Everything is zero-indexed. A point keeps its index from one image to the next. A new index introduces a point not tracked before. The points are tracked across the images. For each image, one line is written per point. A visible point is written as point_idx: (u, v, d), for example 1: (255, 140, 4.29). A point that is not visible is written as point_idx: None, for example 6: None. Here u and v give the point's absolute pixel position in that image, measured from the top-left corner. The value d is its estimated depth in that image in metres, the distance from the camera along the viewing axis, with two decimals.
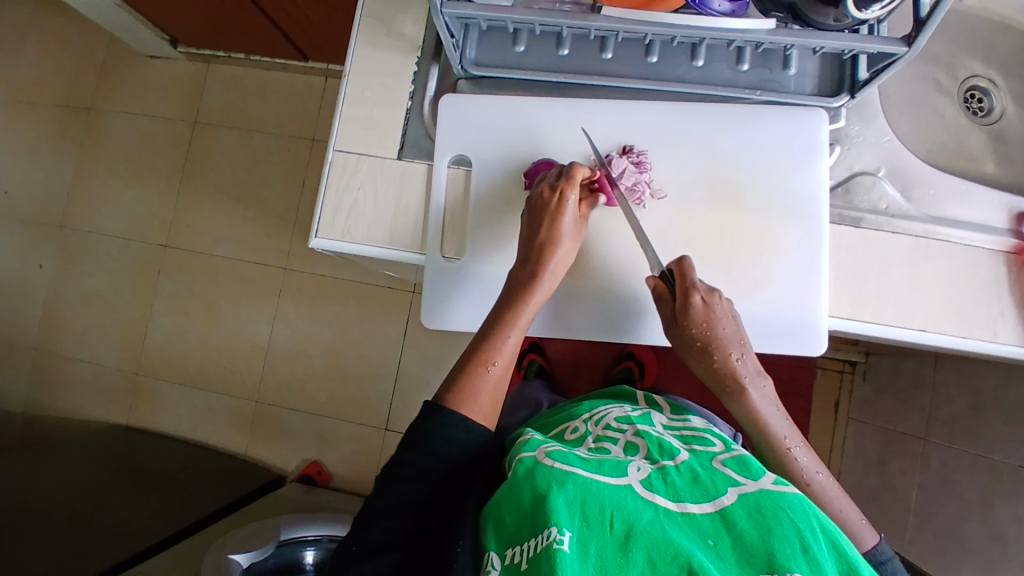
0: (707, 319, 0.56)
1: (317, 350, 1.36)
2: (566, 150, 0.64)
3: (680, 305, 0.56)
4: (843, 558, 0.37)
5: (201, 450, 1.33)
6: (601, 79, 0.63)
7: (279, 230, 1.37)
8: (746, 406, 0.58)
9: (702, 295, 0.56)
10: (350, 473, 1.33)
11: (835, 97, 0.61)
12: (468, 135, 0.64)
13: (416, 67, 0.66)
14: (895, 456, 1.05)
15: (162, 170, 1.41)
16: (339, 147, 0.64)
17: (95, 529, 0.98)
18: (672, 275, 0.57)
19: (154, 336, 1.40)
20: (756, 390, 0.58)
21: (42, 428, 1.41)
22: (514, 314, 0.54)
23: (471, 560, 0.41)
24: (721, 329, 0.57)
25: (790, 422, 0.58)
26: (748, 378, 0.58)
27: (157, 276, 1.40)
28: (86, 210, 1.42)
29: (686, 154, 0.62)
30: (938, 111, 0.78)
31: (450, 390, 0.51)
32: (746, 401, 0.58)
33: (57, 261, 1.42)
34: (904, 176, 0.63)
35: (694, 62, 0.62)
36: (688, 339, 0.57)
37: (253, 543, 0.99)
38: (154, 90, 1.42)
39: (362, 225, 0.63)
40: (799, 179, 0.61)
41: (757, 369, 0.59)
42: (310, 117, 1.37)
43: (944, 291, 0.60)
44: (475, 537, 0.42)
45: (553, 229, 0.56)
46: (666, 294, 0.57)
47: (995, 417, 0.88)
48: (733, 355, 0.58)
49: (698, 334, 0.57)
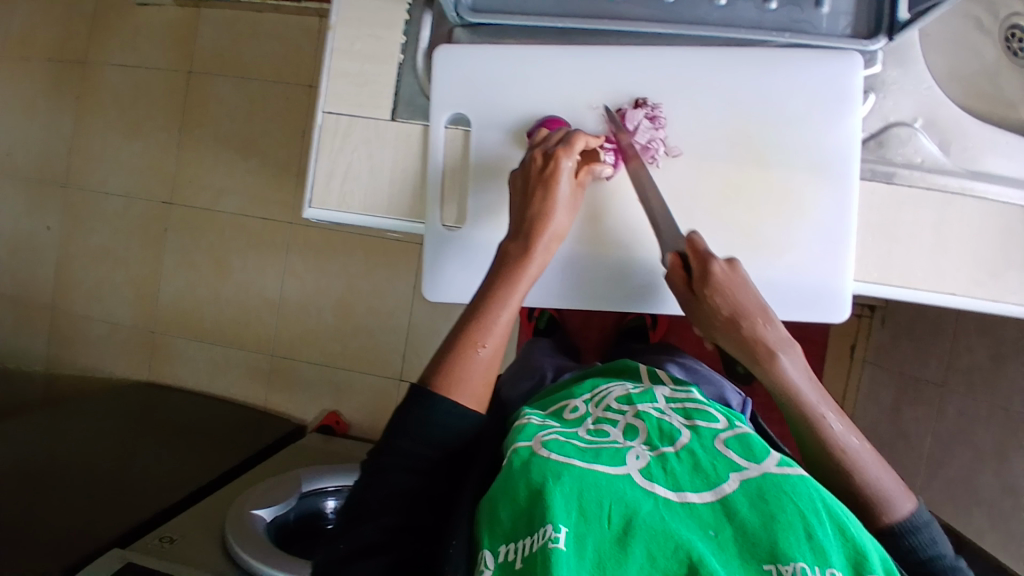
0: (730, 289, 0.51)
1: (327, 304, 1.35)
2: (570, 107, 0.58)
3: (700, 282, 0.51)
4: (849, 542, 0.36)
5: (221, 403, 1.36)
6: (610, 22, 0.57)
7: (282, 182, 1.34)
8: (778, 375, 0.51)
9: (723, 263, 0.50)
10: (367, 423, 1.36)
11: (872, 39, 0.55)
12: (466, 89, 0.59)
13: (407, 15, 0.60)
14: (910, 402, 1.04)
15: (159, 123, 1.36)
16: (328, 108, 0.60)
17: (126, 486, 1.02)
18: (684, 254, 0.52)
19: (166, 293, 1.40)
20: (787, 357, 0.51)
21: (69, 384, 1.45)
22: (505, 291, 0.51)
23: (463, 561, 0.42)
24: (746, 298, 0.51)
25: (820, 387, 0.53)
26: (780, 345, 0.51)
27: (164, 233, 1.39)
28: (87, 167, 1.40)
29: (705, 105, 0.57)
30: (987, 42, 0.70)
31: (439, 374, 0.49)
32: (778, 371, 0.51)
33: (64, 220, 1.41)
34: (945, 127, 0.57)
35: (716, 2, 0.57)
36: (710, 314, 0.51)
37: (275, 496, 1.03)
38: (143, 37, 1.35)
39: (358, 192, 0.60)
40: (829, 133, 0.56)
41: (788, 335, 0.52)
42: (305, 61, 1.30)
43: (977, 251, 0.56)
44: (468, 539, 0.42)
45: (547, 197, 0.52)
46: (677, 269, 0.52)
47: (1017, 369, 0.85)
48: (762, 322, 0.51)
49: (721, 306, 0.51)
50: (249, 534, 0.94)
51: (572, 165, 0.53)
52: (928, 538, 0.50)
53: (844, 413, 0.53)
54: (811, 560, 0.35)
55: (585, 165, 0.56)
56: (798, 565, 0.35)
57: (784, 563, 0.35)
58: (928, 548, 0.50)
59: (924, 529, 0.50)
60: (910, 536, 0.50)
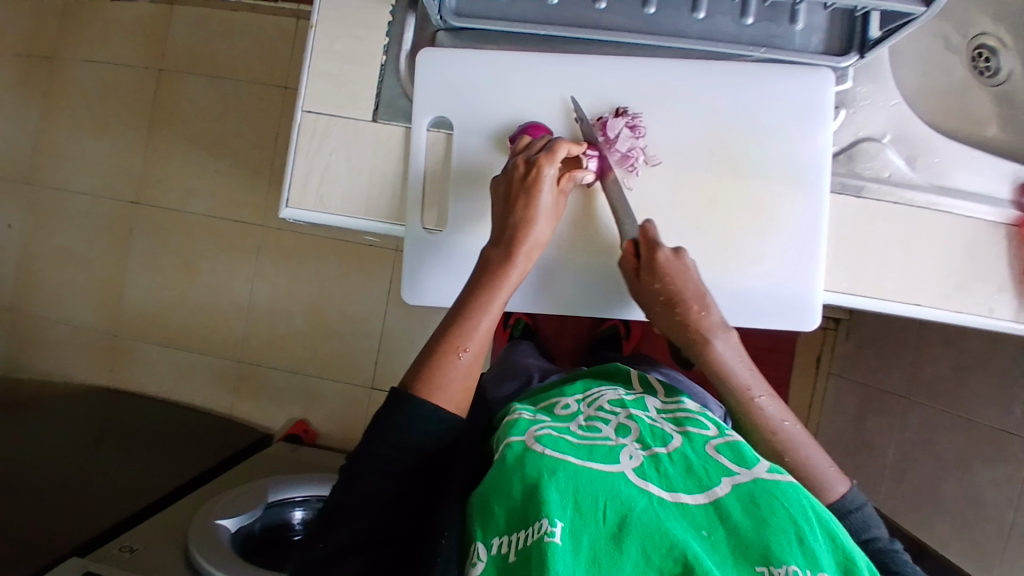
0: (675, 279, 0.53)
1: (299, 310, 1.32)
2: (552, 114, 0.59)
3: (647, 269, 0.53)
4: (839, 548, 0.37)
5: (185, 410, 1.32)
6: (593, 31, 0.58)
7: (253, 184, 1.31)
8: (713, 360, 0.54)
9: (669, 253, 0.53)
10: (337, 431, 1.33)
11: (843, 56, 0.57)
12: (449, 92, 0.59)
13: (390, 17, 0.60)
14: (874, 411, 1.07)
15: (126, 120, 1.32)
16: (307, 107, 0.59)
17: (83, 494, 0.98)
18: (636, 239, 0.54)
19: (129, 296, 1.35)
20: (725, 342, 0.54)
21: (22, 389, 1.38)
22: (486, 298, 0.51)
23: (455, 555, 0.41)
24: (691, 287, 0.54)
25: (756, 372, 0.56)
26: (719, 331, 0.54)
27: (129, 234, 1.34)
28: (48, 163, 1.34)
29: (685, 114, 0.58)
30: (948, 66, 0.73)
31: (420, 379, 0.49)
32: (714, 355, 0.54)
33: (23, 218, 1.35)
34: (912, 143, 0.59)
35: (695, 14, 0.58)
36: (651, 297, 0.54)
37: (241, 506, 1.00)
38: (111, 32, 1.32)
39: (337, 193, 0.59)
40: (803, 143, 0.58)
41: (725, 322, 0.55)
42: (281, 62, 1.28)
43: (943, 262, 0.58)
44: (460, 532, 0.42)
45: (528, 206, 0.53)
46: (629, 253, 0.54)
47: (979, 380, 0.89)
48: (700, 309, 0.54)
49: (666, 292, 0.53)
50: (214, 545, 0.90)
51: (553, 174, 0.53)
52: (863, 521, 0.52)
53: (778, 397, 0.56)
54: (803, 564, 0.35)
55: (566, 173, 0.55)
56: (790, 567, 0.35)
57: (776, 566, 0.35)
58: (864, 531, 0.51)
59: (857, 512, 0.52)
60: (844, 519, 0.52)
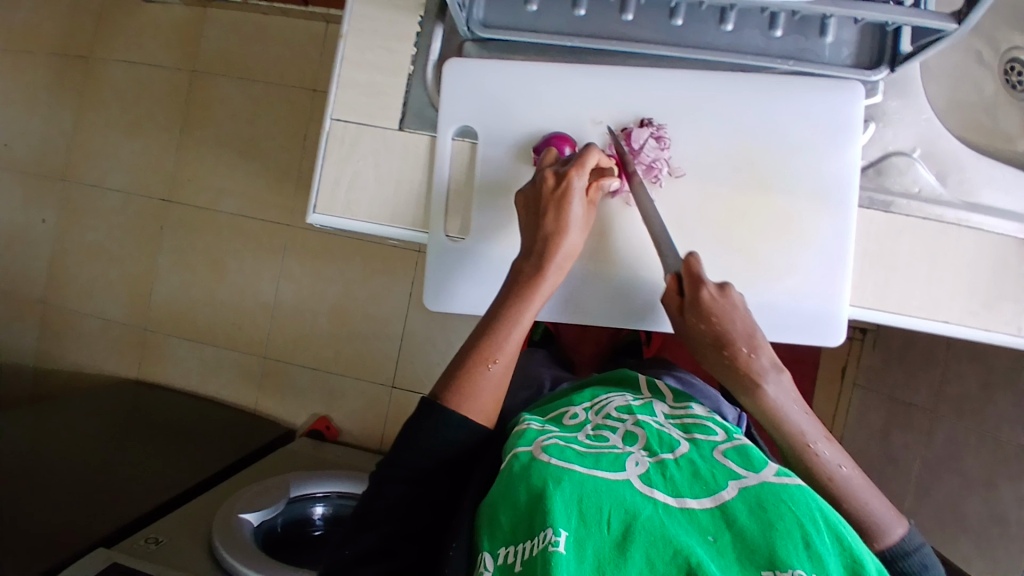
0: (718, 317, 0.53)
1: (322, 309, 1.35)
2: (576, 127, 0.59)
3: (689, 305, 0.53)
4: (846, 551, 0.37)
5: (211, 404, 1.35)
6: (618, 43, 0.58)
7: (281, 185, 1.34)
8: (762, 402, 0.53)
9: (711, 290, 0.53)
10: (358, 429, 1.35)
11: (874, 70, 0.56)
12: (476, 102, 0.59)
13: (418, 28, 0.61)
14: (899, 427, 1.05)
15: (161, 121, 1.36)
16: (336, 116, 0.60)
17: (111, 484, 1.01)
18: (679, 273, 0.54)
19: (160, 291, 1.39)
20: (773, 384, 0.53)
21: (57, 379, 1.43)
22: (516, 311, 0.53)
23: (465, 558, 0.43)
24: (735, 326, 0.53)
25: (811, 416, 0.54)
26: (768, 372, 0.53)
27: (160, 231, 1.38)
28: (86, 162, 1.39)
29: (711, 128, 0.58)
30: (979, 80, 0.72)
31: (450, 389, 0.51)
32: (763, 397, 0.53)
33: (60, 214, 1.40)
34: (942, 159, 0.58)
35: (723, 26, 0.57)
36: (698, 336, 0.54)
37: (264, 501, 1.03)
38: (148, 35, 1.36)
39: (363, 201, 0.60)
40: (831, 160, 0.57)
41: (775, 361, 0.54)
42: (310, 65, 1.31)
43: (971, 280, 0.57)
44: (469, 539, 0.43)
45: (560, 218, 0.53)
46: (672, 289, 0.54)
47: (1007, 398, 0.86)
48: (748, 351, 0.53)
49: (709, 332, 0.53)
50: (236, 538, 0.93)
51: (583, 185, 0.54)
52: (919, 563, 0.52)
53: (835, 441, 0.54)
54: (809, 569, 0.35)
55: (593, 181, 0.55)
56: (796, 571, 0.35)
57: (782, 571, 0.35)
58: (918, 573, 0.51)
59: (914, 555, 0.52)
60: (899, 561, 0.51)
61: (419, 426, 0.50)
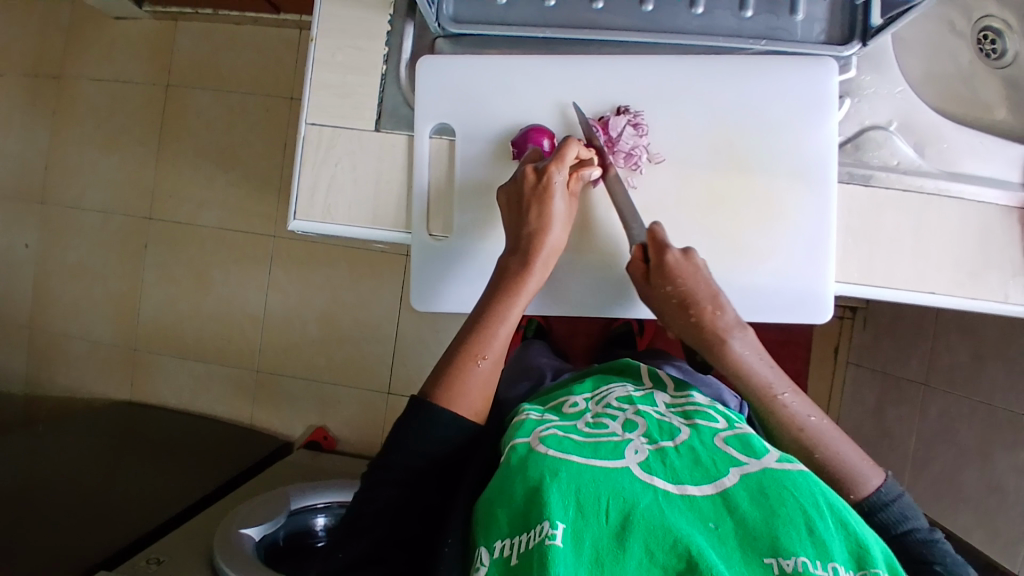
0: (683, 277, 0.54)
1: (313, 318, 1.34)
2: (555, 120, 0.59)
3: (655, 268, 0.54)
4: (852, 536, 0.37)
5: (205, 420, 1.34)
6: (590, 32, 0.58)
7: (263, 196, 1.32)
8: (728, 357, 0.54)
9: (677, 253, 0.53)
10: (356, 437, 1.35)
11: (846, 46, 0.56)
12: (453, 98, 0.59)
13: (389, 26, 0.60)
14: (894, 401, 1.05)
15: (136, 137, 1.35)
16: (311, 120, 0.60)
17: (107, 507, 1.00)
18: (644, 242, 0.54)
19: (146, 310, 1.38)
20: (739, 340, 0.54)
21: (48, 405, 1.41)
22: (503, 307, 0.53)
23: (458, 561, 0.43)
24: (701, 287, 0.54)
25: (776, 369, 0.55)
26: (732, 330, 0.54)
27: (143, 249, 1.36)
28: (63, 183, 1.37)
29: (687, 113, 0.58)
30: (955, 47, 0.73)
31: (440, 386, 0.51)
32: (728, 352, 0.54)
33: (40, 236, 1.38)
34: (920, 129, 0.59)
35: (694, 9, 0.58)
36: (664, 300, 0.54)
37: (263, 515, 1.02)
38: (118, 51, 1.34)
39: (344, 204, 0.59)
40: (808, 138, 0.57)
41: (738, 320, 0.55)
42: (285, 73, 1.30)
43: (955, 249, 0.57)
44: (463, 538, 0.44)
45: (542, 212, 0.53)
46: (638, 256, 0.55)
47: (998, 365, 0.87)
48: (713, 309, 0.54)
49: (674, 292, 0.54)
50: (236, 553, 0.92)
51: (563, 179, 0.54)
52: (900, 515, 0.50)
53: (802, 393, 0.55)
54: (812, 554, 0.35)
55: (574, 171, 0.56)
56: (799, 559, 0.35)
57: (785, 557, 0.35)
58: (901, 523, 0.50)
59: (892, 506, 0.50)
60: (879, 512, 0.50)
61: (414, 424, 0.50)
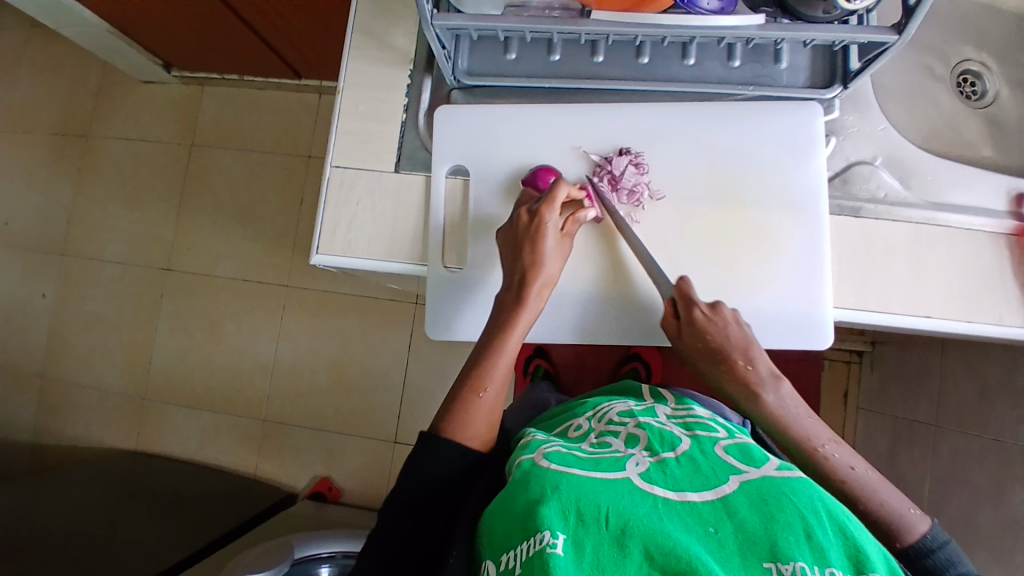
0: (710, 332, 0.57)
1: (322, 366, 1.35)
2: (562, 161, 0.63)
3: (683, 323, 0.58)
4: (850, 542, 0.37)
5: (209, 470, 1.33)
6: (592, 82, 0.63)
7: (278, 247, 1.37)
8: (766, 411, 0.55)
9: (703, 308, 0.57)
10: (361, 487, 1.33)
11: (828, 89, 0.61)
12: (466, 142, 0.64)
13: (409, 79, 0.66)
14: (907, 442, 1.04)
15: (161, 193, 1.41)
16: (335, 163, 0.64)
17: (107, 555, 0.98)
18: (673, 298, 0.59)
19: (158, 358, 1.40)
20: (772, 394, 0.56)
21: (53, 455, 1.41)
22: (501, 341, 0.55)
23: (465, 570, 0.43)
24: (729, 339, 0.57)
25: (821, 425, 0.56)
26: (765, 381, 0.56)
27: (158, 299, 1.40)
28: (87, 236, 1.43)
29: (683, 152, 0.62)
30: (931, 97, 0.78)
31: (446, 419, 0.53)
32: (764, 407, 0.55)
33: (59, 287, 1.43)
34: (902, 164, 0.63)
35: (685, 61, 0.62)
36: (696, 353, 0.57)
37: (265, 564, 0.99)
38: (149, 115, 1.43)
39: (362, 239, 0.63)
40: (797, 173, 0.61)
41: (771, 372, 0.57)
42: (304, 132, 1.38)
43: (946, 275, 0.60)
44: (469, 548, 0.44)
45: (535, 251, 0.56)
46: (668, 312, 0.59)
47: (1006, 400, 0.87)
48: (744, 362, 0.56)
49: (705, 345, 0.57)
50: None
51: (555, 220, 0.58)
52: (948, 560, 0.49)
53: (847, 447, 0.55)
54: (811, 559, 0.35)
55: (569, 215, 0.59)
56: (798, 564, 0.35)
57: (783, 562, 0.35)
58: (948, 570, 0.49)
59: (940, 551, 0.50)
60: (924, 558, 0.49)
61: (427, 446, 0.52)
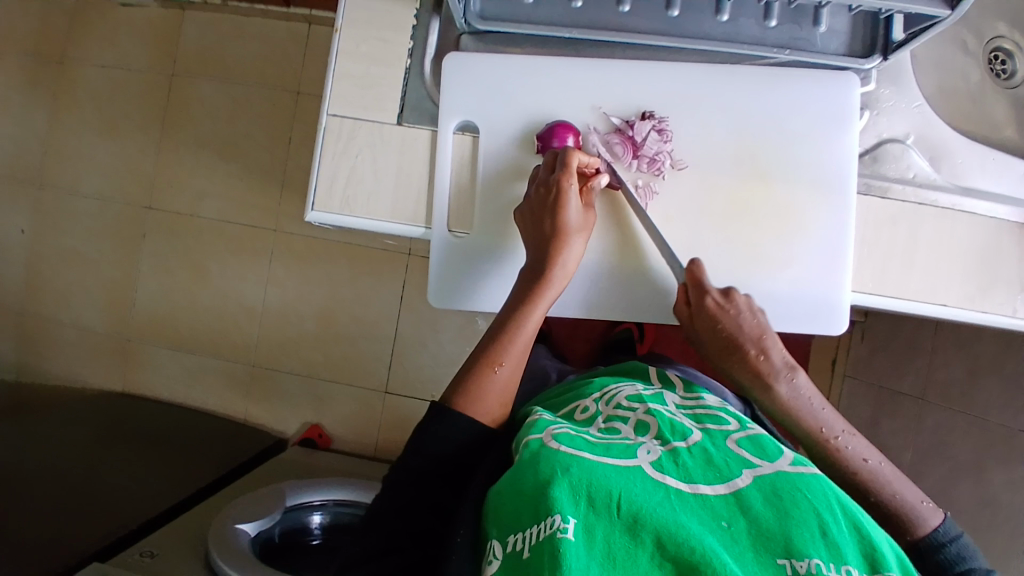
0: (723, 322, 0.56)
1: (311, 314, 1.33)
2: (584, 123, 0.59)
3: (694, 313, 0.57)
4: (864, 540, 0.37)
5: (197, 414, 1.32)
6: (615, 34, 0.58)
7: (265, 186, 1.31)
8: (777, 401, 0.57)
9: (715, 296, 0.56)
10: (350, 436, 1.33)
11: (867, 59, 0.57)
12: (478, 95, 0.59)
13: (414, 20, 0.60)
14: (889, 414, 1.07)
15: (139, 123, 1.33)
16: (332, 111, 0.59)
17: (99, 499, 0.98)
18: (685, 284, 0.57)
19: (142, 298, 1.36)
20: (785, 384, 0.57)
21: (36, 392, 1.39)
22: (520, 318, 0.54)
23: (469, 553, 0.43)
24: (741, 329, 0.56)
25: (833, 412, 0.57)
26: (779, 372, 0.57)
27: (141, 237, 1.35)
28: (62, 168, 1.35)
29: (712, 121, 0.58)
30: (962, 70, 0.74)
31: (459, 393, 0.53)
32: (775, 397, 0.57)
33: (34, 220, 1.36)
34: (935, 145, 0.60)
35: (719, 16, 0.57)
36: (707, 339, 0.57)
37: (259, 510, 1.00)
38: (124, 36, 1.33)
39: (362, 197, 0.59)
40: (827, 151, 0.58)
41: (786, 361, 0.57)
42: (293, 66, 1.29)
43: (967, 264, 0.58)
44: (476, 528, 0.44)
45: (556, 224, 0.54)
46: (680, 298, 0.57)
47: (994, 382, 0.88)
48: (756, 351, 0.57)
49: (718, 336, 0.57)
50: (231, 548, 0.91)
51: (575, 187, 0.55)
52: (960, 554, 0.50)
53: (857, 434, 0.56)
54: (826, 556, 0.36)
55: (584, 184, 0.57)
56: (813, 561, 0.35)
57: (798, 559, 0.36)
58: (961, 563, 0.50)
59: (951, 545, 0.51)
60: (937, 552, 0.51)
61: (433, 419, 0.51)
